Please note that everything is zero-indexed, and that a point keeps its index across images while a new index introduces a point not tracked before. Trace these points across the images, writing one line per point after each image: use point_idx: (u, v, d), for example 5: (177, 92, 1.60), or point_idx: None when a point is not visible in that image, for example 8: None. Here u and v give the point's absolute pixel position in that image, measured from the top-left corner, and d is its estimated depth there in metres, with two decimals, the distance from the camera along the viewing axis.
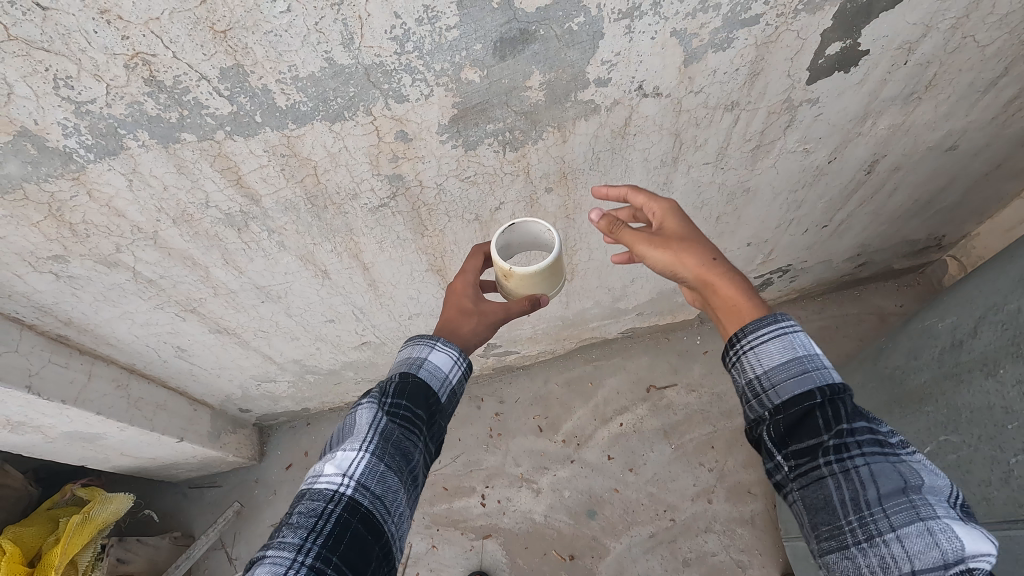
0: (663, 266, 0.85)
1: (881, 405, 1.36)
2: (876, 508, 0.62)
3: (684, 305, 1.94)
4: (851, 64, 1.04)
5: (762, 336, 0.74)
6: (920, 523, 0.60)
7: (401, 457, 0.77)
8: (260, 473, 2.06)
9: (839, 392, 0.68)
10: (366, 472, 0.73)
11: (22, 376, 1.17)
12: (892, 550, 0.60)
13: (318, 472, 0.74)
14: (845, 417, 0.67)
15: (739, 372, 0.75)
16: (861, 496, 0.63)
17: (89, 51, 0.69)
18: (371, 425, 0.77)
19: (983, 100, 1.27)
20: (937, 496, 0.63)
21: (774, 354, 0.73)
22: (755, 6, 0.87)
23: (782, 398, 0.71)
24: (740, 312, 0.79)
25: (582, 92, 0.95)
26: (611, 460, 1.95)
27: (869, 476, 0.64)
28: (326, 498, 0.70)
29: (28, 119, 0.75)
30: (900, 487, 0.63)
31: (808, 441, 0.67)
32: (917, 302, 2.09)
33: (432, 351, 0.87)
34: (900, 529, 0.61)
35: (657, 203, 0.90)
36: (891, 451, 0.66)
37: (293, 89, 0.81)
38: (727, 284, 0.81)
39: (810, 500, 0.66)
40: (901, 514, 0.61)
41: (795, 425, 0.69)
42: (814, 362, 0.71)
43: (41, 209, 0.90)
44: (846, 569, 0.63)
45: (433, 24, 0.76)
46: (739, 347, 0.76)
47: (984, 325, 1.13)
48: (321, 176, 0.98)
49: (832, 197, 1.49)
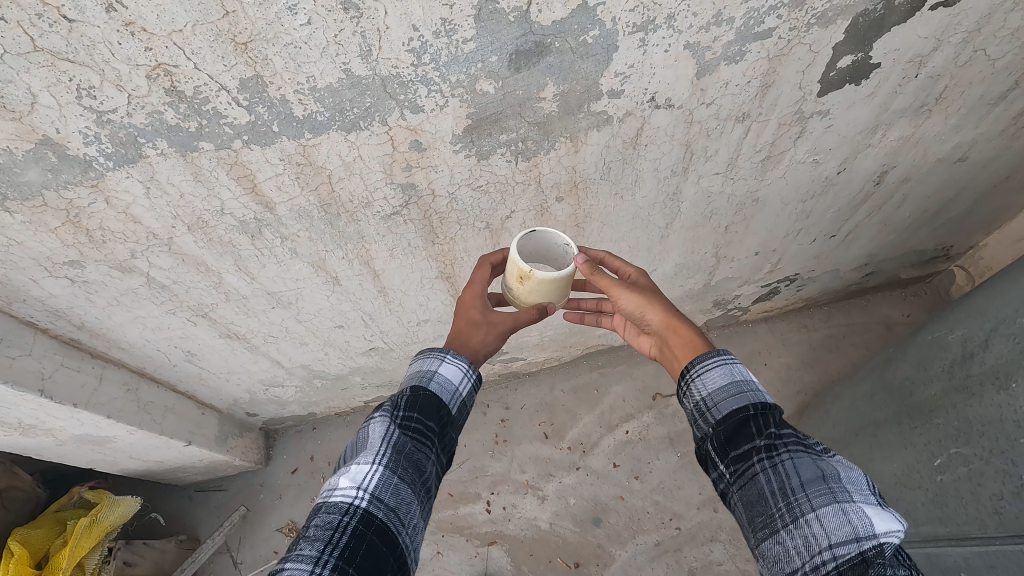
0: (633, 305, 0.95)
1: (889, 416, 1.36)
2: (799, 494, 0.68)
3: (691, 313, 1.94)
4: (861, 77, 1.05)
5: (706, 366, 0.83)
6: (836, 504, 0.66)
7: (413, 468, 0.77)
8: (265, 477, 2.07)
9: (770, 407, 0.77)
10: (380, 484, 0.74)
11: (35, 380, 1.18)
12: (813, 529, 0.66)
13: (333, 485, 0.74)
14: (774, 424, 0.75)
15: (689, 399, 0.83)
16: (786, 485, 0.69)
17: (112, 62, 0.70)
18: (384, 439, 0.78)
19: (992, 113, 1.27)
20: (857, 487, 0.68)
21: (716, 378, 0.81)
22: (768, 20, 0.88)
23: (721, 412, 0.79)
24: (696, 346, 0.88)
25: (595, 103, 0.96)
26: (616, 468, 1.95)
27: (792, 467, 0.70)
28: (342, 511, 0.71)
29: (50, 128, 0.76)
30: (821, 475, 0.69)
31: (742, 446, 0.75)
32: (923, 312, 2.09)
33: (441, 365, 0.88)
34: (819, 510, 0.66)
35: (632, 266, 1.03)
36: (814, 451, 0.72)
37: (311, 99, 0.81)
38: (686, 326, 0.91)
39: (745, 498, 0.72)
40: (821, 497, 0.67)
41: (731, 433, 0.76)
42: (749, 383, 0.80)
43: (58, 215, 0.91)
44: (778, 555, 0.68)
45: (451, 37, 0.77)
46: (688, 377, 0.84)
47: (995, 338, 1.14)
48: (335, 184, 0.99)
49: (840, 208, 1.50)
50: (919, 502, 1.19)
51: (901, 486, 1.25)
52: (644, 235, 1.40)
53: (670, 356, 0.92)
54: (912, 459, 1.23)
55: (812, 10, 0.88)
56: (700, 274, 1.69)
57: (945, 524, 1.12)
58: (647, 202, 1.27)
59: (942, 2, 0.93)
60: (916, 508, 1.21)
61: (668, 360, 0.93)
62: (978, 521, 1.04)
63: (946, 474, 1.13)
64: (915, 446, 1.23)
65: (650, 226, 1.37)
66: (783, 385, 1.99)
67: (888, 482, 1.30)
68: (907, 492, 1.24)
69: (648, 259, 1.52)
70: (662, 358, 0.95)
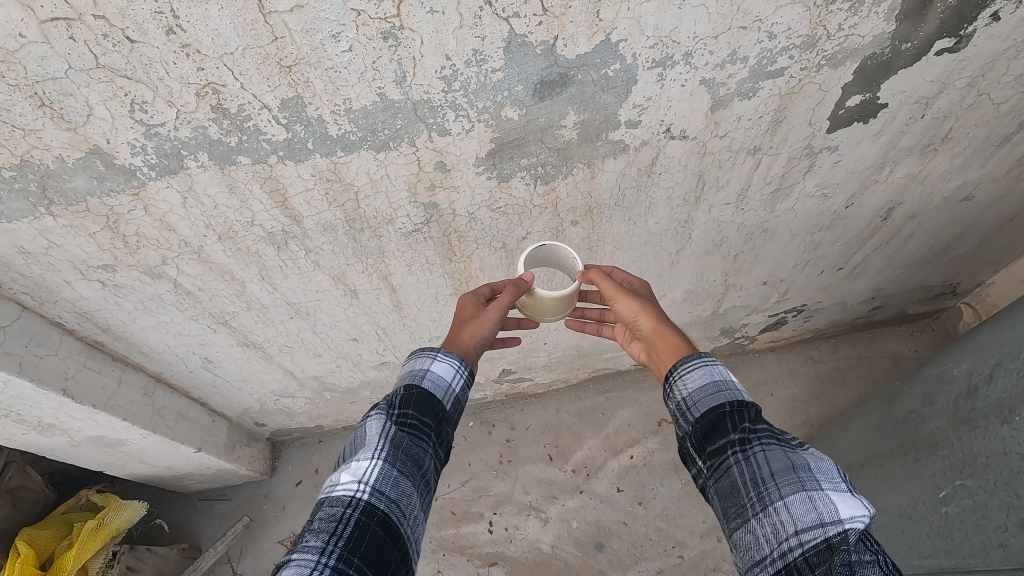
0: (629, 311, 0.97)
1: (894, 447, 1.37)
2: (769, 484, 0.70)
3: (699, 340, 1.96)
4: (869, 116, 1.09)
5: (688, 367, 0.84)
6: (803, 492, 0.68)
7: (412, 462, 0.79)
8: (270, 488, 2.08)
9: (747, 404, 0.78)
10: (380, 477, 0.75)
11: (59, 379, 1.21)
12: (781, 517, 0.68)
13: (334, 481, 0.76)
14: (748, 419, 0.76)
15: (672, 399, 0.85)
16: (758, 476, 0.71)
17: (166, 80, 0.75)
18: (381, 434, 0.79)
19: (997, 154, 1.31)
20: (827, 475, 0.70)
21: (697, 378, 0.83)
22: (780, 60, 0.92)
23: (700, 410, 0.80)
24: (679, 351, 0.90)
25: (612, 133, 1.01)
26: (620, 493, 1.95)
27: (763, 458, 0.72)
28: (344, 503, 0.72)
29: (102, 138, 0.81)
30: (791, 466, 0.71)
31: (718, 441, 0.76)
32: (930, 348, 2.10)
33: (433, 362, 0.89)
34: (788, 498, 0.68)
35: (638, 279, 1.07)
36: (787, 444, 0.74)
37: (345, 120, 0.86)
38: (675, 334, 0.93)
39: (720, 490, 0.74)
40: (790, 486, 0.69)
41: (708, 429, 0.78)
42: (727, 382, 0.81)
43: (99, 221, 0.96)
44: (749, 543, 0.70)
45: (481, 66, 0.82)
46: (672, 378, 0.86)
47: (1000, 372, 1.15)
48: (361, 201, 1.04)
49: (848, 241, 1.53)
50: (924, 535, 1.20)
51: (906, 517, 1.26)
52: (655, 261, 1.44)
53: (656, 361, 0.94)
54: (917, 490, 1.23)
55: (822, 52, 0.93)
56: (708, 301, 1.72)
57: (950, 556, 1.12)
58: (659, 228, 1.31)
59: (947, 48, 0.98)
60: (920, 539, 1.21)
61: (654, 365, 0.95)
62: (982, 553, 1.05)
63: (951, 506, 1.14)
64: (920, 478, 1.24)
65: (661, 252, 1.40)
66: (789, 415, 1.99)
67: (892, 513, 1.30)
68: (911, 523, 1.24)
69: (658, 284, 1.55)
70: (649, 364, 0.97)
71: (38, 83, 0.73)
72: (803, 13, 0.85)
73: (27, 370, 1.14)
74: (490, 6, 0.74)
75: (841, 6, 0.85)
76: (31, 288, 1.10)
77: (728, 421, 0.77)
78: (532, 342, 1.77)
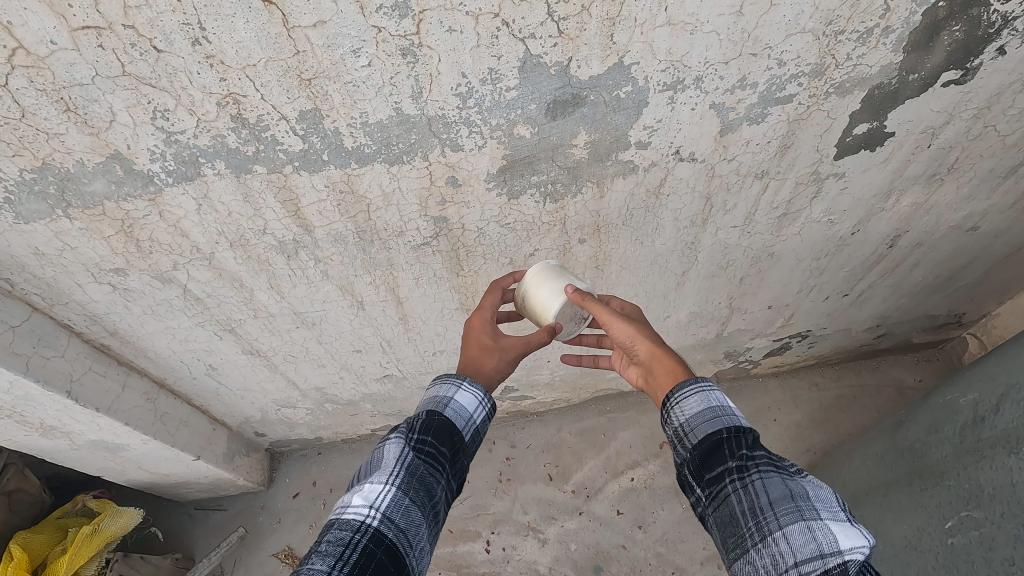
0: (625, 335, 0.93)
1: (900, 476, 1.35)
2: (767, 514, 0.70)
3: (702, 363, 1.95)
4: (876, 144, 1.11)
5: (685, 393, 0.83)
6: (802, 522, 0.67)
7: (425, 492, 0.79)
8: (266, 499, 2.06)
9: (744, 430, 0.78)
10: (392, 505, 0.75)
11: (65, 381, 1.22)
12: (780, 548, 0.67)
13: (346, 502, 0.76)
14: (746, 446, 0.76)
15: (669, 424, 0.85)
16: (756, 505, 0.71)
17: (189, 89, 0.77)
18: (398, 460, 0.79)
19: (1003, 186, 1.32)
20: (826, 504, 0.69)
21: (693, 405, 0.82)
22: (789, 87, 0.94)
23: (697, 436, 0.80)
24: (677, 375, 0.89)
25: (622, 153, 1.02)
26: (620, 515, 1.92)
27: (761, 486, 0.72)
28: (353, 528, 0.72)
29: (123, 144, 0.83)
30: (789, 494, 0.70)
31: (716, 468, 0.76)
32: (935, 378, 2.09)
33: (458, 391, 0.89)
34: (786, 528, 0.68)
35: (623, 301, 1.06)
36: (785, 471, 0.74)
37: (361, 133, 0.88)
38: (673, 357, 0.91)
39: (718, 519, 0.74)
40: (788, 516, 0.68)
41: (706, 456, 0.78)
42: (725, 408, 0.81)
43: (114, 224, 0.97)
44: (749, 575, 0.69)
45: (495, 85, 0.84)
46: (668, 403, 0.85)
47: (1006, 404, 1.14)
48: (373, 213, 1.05)
49: (854, 267, 1.53)
50: (929, 567, 1.18)
51: (910, 548, 1.24)
52: (660, 281, 1.44)
53: (656, 387, 0.93)
54: (923, 521, 1.22)
55: (830, 80, 0.95)
56: (713, 324, 1.72)
57: None
58: (666, 248, 1.31)
59: (953, 80, 0.99)
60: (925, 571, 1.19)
61: (653, 390, 0.94)
62: None
63: (956, 537, 1.12)
64: (925, 508, 1.23)
65: (667, 272, 1.41)
66: (792, 442, 1.97)
67: (897, 544, 1.28)
68: (915, 554, 1.22)
69: (663, 304, 1.55)
70: (647, 388, 0.96)
71: (65, 88, 0.75)
72: (813, 41, 0.87)
73: (34, 370, 1.15)
74: (507, 26, 0.76)
75: (849, 37, 0.87)
76: (42, 289, 1.11)
77: (726, 449, 0.76)
78: (535, 359, 1.77)
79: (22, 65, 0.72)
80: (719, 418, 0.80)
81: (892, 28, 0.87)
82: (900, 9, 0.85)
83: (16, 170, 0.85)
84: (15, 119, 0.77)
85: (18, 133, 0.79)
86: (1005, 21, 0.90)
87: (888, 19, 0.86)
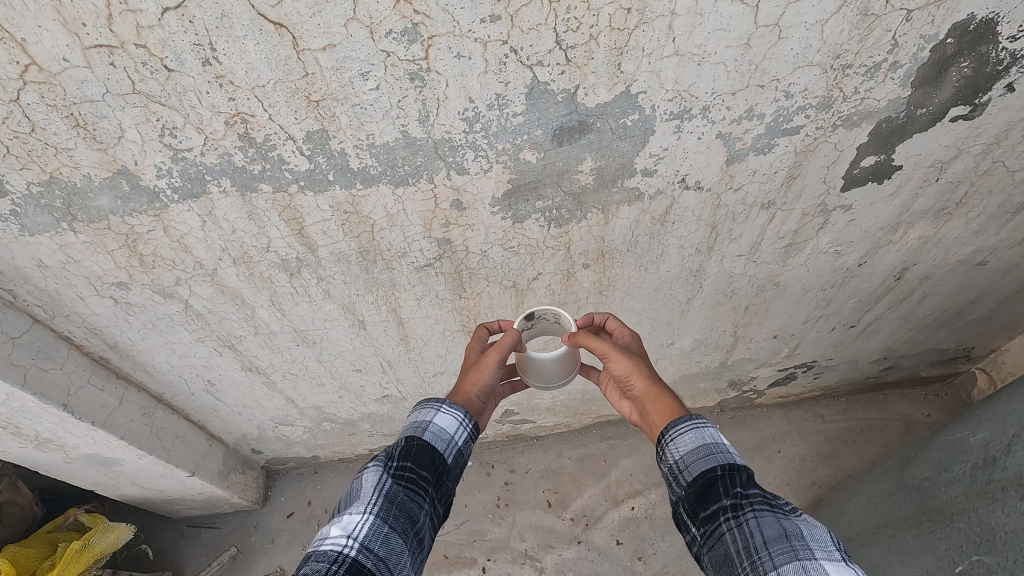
0: (622, 368, 0.94)
1: (907, 516, 1.31)
2: (762, 552, 0.68)
3: (706, 391, 1.91)
4: (884, 177, 1.10)
5: (679, 430, 0.82)
6: (797, 562, 0.65)
7: (405, 518, 0.77)
8: (260, 519, 2.02)
9: (738, 467, 0.76)
10: (370, 533, 0.73)
11: (62, 394, 1.21)
12: None
13: (324, 534, 0.74)
14: (740, 483, 0.74)
15: (664, 460, 0.83)
16: (751, 544, 0.69)
17: (197, 108, 0.77)
18: (377, 487, 0.78)
19: (1013, 221, 1.31)
20: (821, 543, 0.67)
21: (688, 441, 0.81)
22: (796, 118, 0.94)
23: (691, 474, 0.78)
24: (673, 413, 0.87)
25: (628, 180, 1.02)
26: (620, 546, 1.87)
27: (756, 525, 0.70)
28: (330, 559, 0.70)
29: (130, 159, 0.83)
30: (783, 534, 0.69)
31: (710, 506, 0.74)
32: (943, 414, 2.05)
33: (437, 414, 0.89)
34: (782, 568, 0.66)
35: (628, 332, 1.04)
36: (780, 510, 0.72)
37: (367, 154, 0.88)
38: (668, 397, 0.90)
39: (714, 559, 0.71)
40: (783, 555, 0.66)
41: (700, 493, 0.76)
42: (719, 445, 0.79)
43: (118, 239, 0.98)
44: None
45: (502, 110, 0.84)
46: (663, 440, 0.83)
47: (1017, 445, 1.13)
48: (376, 233, 1.05)
49: (860, 299, 1.51)
50: None
51: None
52: (664, 308, 1.43)
53: (649, 423, 0.91)
54: (932, 564, 1.19)
55: (838, 113, 0.94)
56: (717, 351, 1.69)
57: None
58: (670, 276, 1.31)
59: (961, 115, 0.99)
60: None
61: (647, 427, 0.93)
62: None
63: None
64: (935, 552, 1.19)
65: (671, 299, 1.39)
66: (796, 475, 1.93)
67: None
68: None
69: (666, 332, 1.54)
70: (642, 424, 0.95)
71: (75, 104, 0.75)
72: (821, 75, 0.87)
73: (30, 383, 1.14)
74: (515, 53, 0.77)
75: (857, 71, 0.87)
76: (44, 301, 1.11)
77: (722, 487, 0.74)
78: None
79: (34, 81, 0.72)
80: (715, 456, 0.78)
81: (900, 62, 0.87)
82: (908, 44, 0.85)
83: (23, 183, 0.85)
84: (25, 133, 0.78)
85: (27, 147, 0.80)
86: (1014, 58, 0.90)
87: (896, 54, 0.86)
